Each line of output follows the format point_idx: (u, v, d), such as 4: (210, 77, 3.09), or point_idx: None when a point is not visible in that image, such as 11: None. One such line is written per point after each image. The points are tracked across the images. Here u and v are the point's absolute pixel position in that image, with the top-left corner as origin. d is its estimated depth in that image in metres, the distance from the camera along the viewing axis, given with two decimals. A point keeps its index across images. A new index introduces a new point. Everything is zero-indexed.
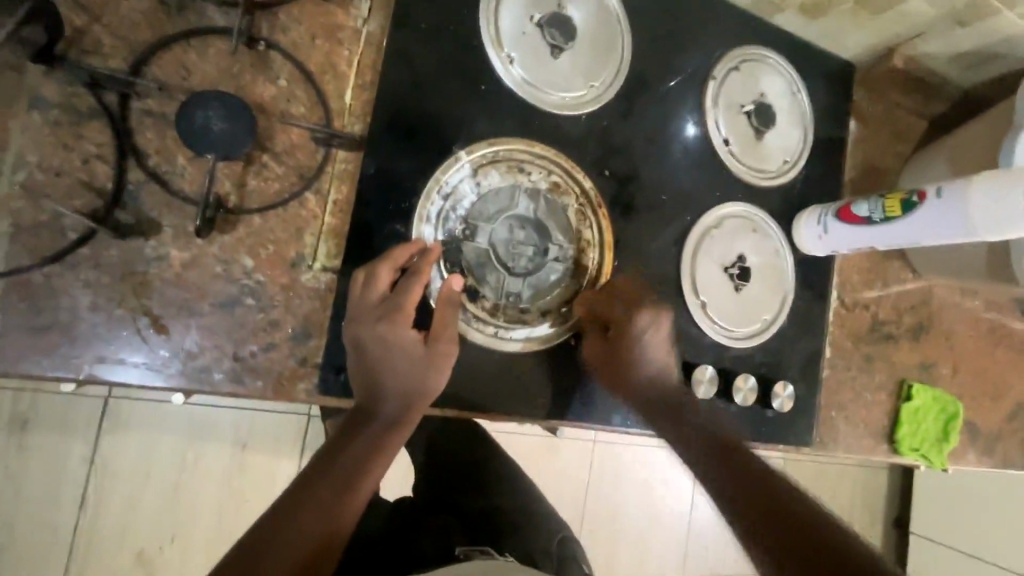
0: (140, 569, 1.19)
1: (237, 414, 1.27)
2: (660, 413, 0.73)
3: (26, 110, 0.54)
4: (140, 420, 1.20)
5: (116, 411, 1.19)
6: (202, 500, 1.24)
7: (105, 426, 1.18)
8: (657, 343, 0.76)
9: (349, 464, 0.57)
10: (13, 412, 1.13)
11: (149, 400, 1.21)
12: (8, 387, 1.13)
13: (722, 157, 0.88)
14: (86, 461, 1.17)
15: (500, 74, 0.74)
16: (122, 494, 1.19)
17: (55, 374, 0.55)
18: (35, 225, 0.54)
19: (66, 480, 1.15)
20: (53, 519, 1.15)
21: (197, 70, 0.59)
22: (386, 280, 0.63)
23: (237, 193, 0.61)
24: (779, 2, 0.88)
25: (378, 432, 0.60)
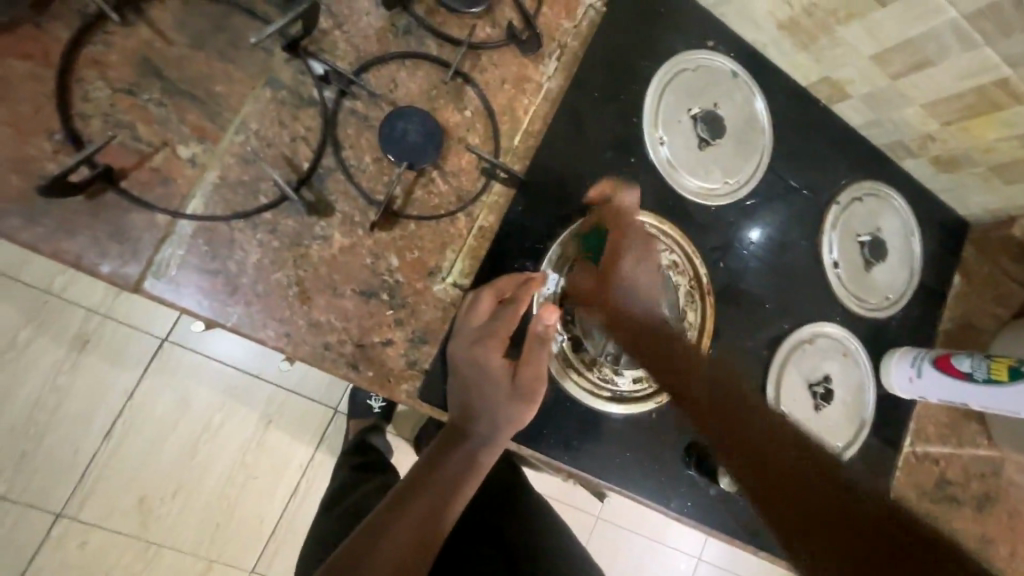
0: (138, 515, 1.21)
1: (277, 388, 1.31)
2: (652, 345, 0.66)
3: (261, 86, 0.62)
4: (187, 369, 1.25)
5: (167, 354, 1.24)
6: (217, 464, 1.26)
7: (153, 366, 1.23)
8: (645, 272, 0.72)
9: (442, 482, 0.63)
10: (80, 330, 1.19)
11: (201, 352, 1.26)
12: (82, 305, 1.19)
13: (829, 278, 0.91)
14: (126, 394, 1.21)
15: (649, 151, 0.80)
16: (147, 436, 1.22)
17: (208, 317, 0.60)
18: (237, 183, 0.61)
19: (103, 406, 1.19)
20: (78, 441, 1.18)
21: (404, 87, 0.67)
22: (486, 308, 0.65)
23: (404, 198, 0.67)
24: (916, 149, 0.92)
25: (468, 456, 0.64)
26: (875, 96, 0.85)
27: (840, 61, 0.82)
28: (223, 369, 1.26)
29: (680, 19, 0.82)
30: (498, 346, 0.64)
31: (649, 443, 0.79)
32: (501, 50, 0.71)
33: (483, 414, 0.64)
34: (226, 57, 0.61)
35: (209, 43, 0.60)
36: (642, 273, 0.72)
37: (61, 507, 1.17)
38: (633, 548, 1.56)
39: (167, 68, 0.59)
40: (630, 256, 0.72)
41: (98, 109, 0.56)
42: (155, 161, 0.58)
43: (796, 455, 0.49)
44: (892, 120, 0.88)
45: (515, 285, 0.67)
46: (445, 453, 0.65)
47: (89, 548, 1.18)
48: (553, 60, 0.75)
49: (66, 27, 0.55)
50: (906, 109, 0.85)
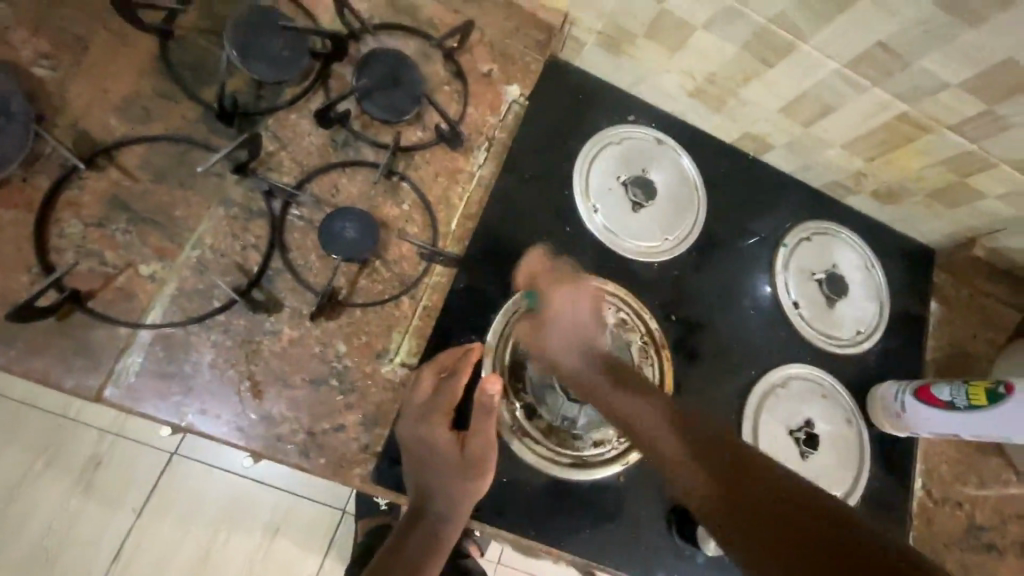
0: None
1: (281, 495, 1.30)
2: (601, 394, 0.69)
3: (216, 205, 0.70)
4: (192, 482, 1.26)
5: (174, 468, 1.26)
6: None
7: (160, 482, 1.25)
8: (579, 308, 0.75)
9: (404, 564, 0.63)
10: (93, 451, 1.23)
11: (205, 463, 1.28)
12: (96, 426, 1.25)
13: (791, 319, 0.90)
14: (133, 513, 1.22)
15: (584, 219, 0.85)
16: (153, 556, 1.21)
17: (165, 419, 0.64)
18: (192, 292, 0.67)
19: (112, 527, 1.21)
20: (87, 566, 1.18)
21: (344, 190, 0.75)
22: (427, 384, 0.68)
23: (349, 287, 0.72)
24: (853, 186, 0.95)
25: (431, 534, 0.65)
26: (796, 143, 0.90)
27: (752, 117, 0.88)
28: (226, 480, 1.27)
29: (598, 102, 0.90)
30: (443, 420, 0.67)
31: (622, 510, 0.76)
32: (431, 150, 0.79)
33: (436, 490, 0.65)
34: (184, 185, 0.70)
35: (170, 175, 0.70)
36: (569, 326, 0.74)
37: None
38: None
39: (132, 201, 0.68)
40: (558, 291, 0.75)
41: (71, 243, 0.65)
42: (120, 281, 0.65)
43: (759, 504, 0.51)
44: (820, 163, 0.92)
45: (454, 357, 0.70)
46: (407, 534, 0.65)
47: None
48: (482, 150, 0.82)
49: (48, 180, 0.65)
50: (828, 150, 0.89)
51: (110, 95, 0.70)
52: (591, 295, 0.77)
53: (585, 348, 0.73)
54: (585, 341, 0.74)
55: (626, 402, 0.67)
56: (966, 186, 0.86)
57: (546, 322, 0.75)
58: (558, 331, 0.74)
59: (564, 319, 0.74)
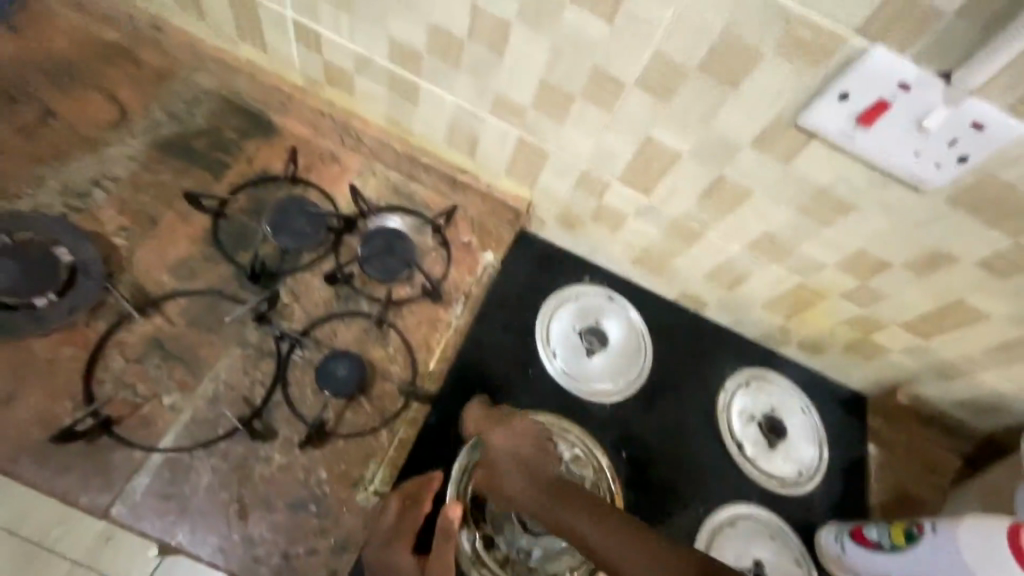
0: None
1: None
2: (555, 512, 0.77)
3: (235, 347, 0.85)
4: None
5: None
6: None
7: None
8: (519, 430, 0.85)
9: None
10: None
11: None
12: None
13: (735, 458, 0.99)
14: None
15: (544, 363, 0.99)
16: None
17: (159, 535, 0.72)
18: (203, 420, 0.79)
19: None
20: None
21: (342, 336, 0.90)
22: (393, 509, 0.76)
23: (336, 419, 0.84)
24: (782, 338, 1.10)
25: None
26: (725, 302, 1.07)
27: (685, 280, 1.06)
28: None
29: (559, 265, 1.10)
30: (406, 546, 0.74)
31: None
32: (417, 304, 0.97)
33: None
34: (212, 330, 0.86)
35: (202, 322, 0.86)
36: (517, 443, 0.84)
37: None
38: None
39: (168, 342, 0.83)
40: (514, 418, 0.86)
41: (112, 376, 0.79)
42: (144, 409, 0.78)
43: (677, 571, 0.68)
44: (749, 318, 1.08)
45: (420, 485, 0.78)
46: None
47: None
48: (460, 303, 0.99)
49: (106, 324, 0.82)
50: (752, 309, 1.06)
51: (168, 259, 0.89)
52: (533, 438, 0.86)
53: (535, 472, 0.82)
54: (528, 465, 0.82)
55: (563, 515, 0.76)
56: (871, 342, 1.01)
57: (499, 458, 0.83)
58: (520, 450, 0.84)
59: (512, 440, 0.84)
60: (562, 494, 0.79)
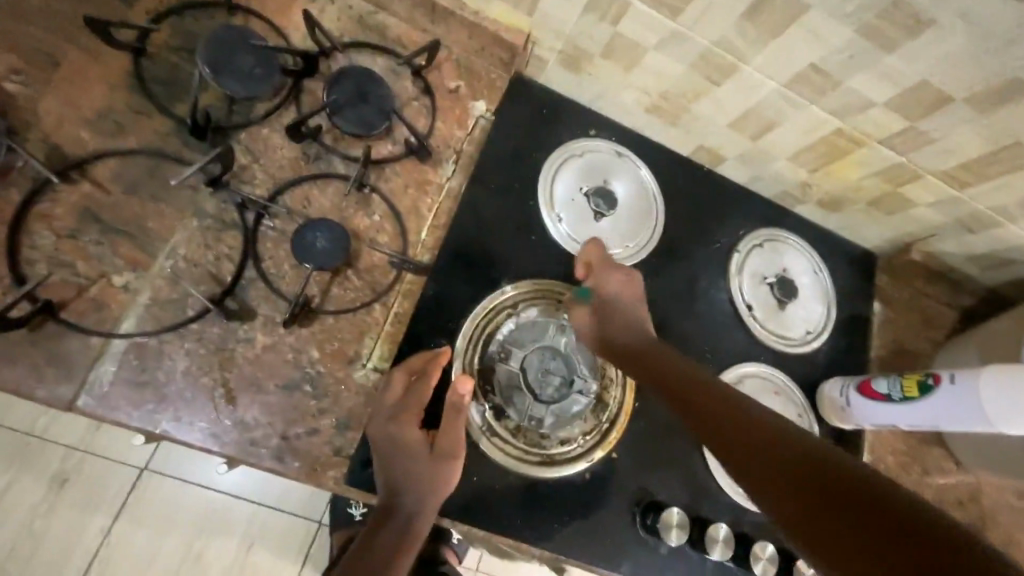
0: None
1: (248, 508, 1.34)
2: (636, 358, 0.73)
3: (189, 217, 0.72)
4: (160, 498, 1.29)
5: (145, 484, 1.29)
6: None
7: (131, 498, 1.28)
8: (630, 293, 0.80)
9: (375, 559, 0.64)
10: (59, 469, 1.26)
11: (176, 478, 1.32)
12: (61, 444, 1.28)
13: (745, 321, 0.96)
14: (101, 532, 1.25)
15: (548, 227, 0.89)
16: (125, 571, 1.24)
17: (138, 425, 0.65)
18: (165, 301, 0.69)
19: (79, 546, 1.23)
20: None
21: (316, 202, 0.77)
22: (399, 384, 0.71)
23: (321, 295, 0.75)
24: (800, 195, 1.01)
25: (402, 527, 0.67)
26: (745, 155, 0.96)
27: (704, 131, 0.94)
28: (196, 496, 1.31)
29: (560, 117, 0.95)
30: (413, 419, 0.70)
31: (587, 503, 0.79)
32: (401, 163, 0.83)
33: (405, 484, 0.68)
34: (157, 198, 0.71)
35: (142, 188, 0.71)
36: (627, 313, 0.78)
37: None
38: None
39: (105, 214, 0.69)
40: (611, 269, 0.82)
41: (43, 254, 0.66)
42: (93, 291, 0.67)
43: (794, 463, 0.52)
44: (768, 174, 0.99)
45: (424, 361, 0.73)
46: (378, 529, 0.67)
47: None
48: (451, 162, 0.86)
49: (20, 193, 0.67)
50: (775, 163, 0.95)
51: (83, 110, 0.71)
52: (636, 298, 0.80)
53: (638, 324, 0.77)
54: (628, 312, 0.78)
55: (651, 362, 0.72)
56: (898, 196, 0.93)
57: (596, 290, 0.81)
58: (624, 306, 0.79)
59: (622, 304, 0.79)
60: (642, 346, 0.74)
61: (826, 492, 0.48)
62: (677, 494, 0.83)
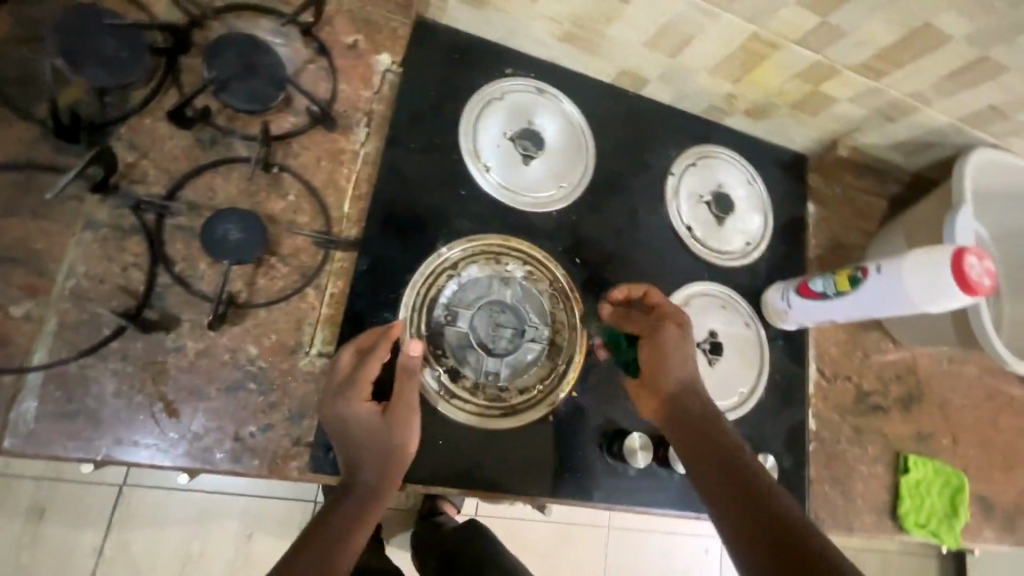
0: None
1: (241, 500, 1.33)
2: (674, 420, 0.72)
3: (81, 229, 0.66)
4: (148, 508, 1.28)
5: (128, 498, 1.27)
6: None
7: (117, 514, 1.26)
8: (681, 350, 0.75)
9: (334, 531, 0.63)
10: (33, 501, 1.22)
11: (159, 487, 1.30)
12: (29, 476, 1.23)
13: (687, 243, 0.97)
14: (94, 553, 1.23)
15: (478, 180, 0.86)
16: None
17: (78, 455, 0.62)
18: (77, 324, 0.64)
19: (73, 571, 1.21)
20: None
21: (222, 192, 0.72)
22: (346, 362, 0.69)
23: (248, 290, 0.71)
24: (727, 108, 1.00)
25: (362, 497, 0.66)
26: (668, 74, 0.94)
27: (624, 55, 0.91)
28: (185, 499, 1.30)
29: (473, 59, 0.90)
30: (363, 393, 0.67)
31: (555, 445, 0.82)
32: (308, 135, 0.77)
33: (364, 456, 0.67)
34: (39, 214, 0.65)
35: (20, 206, 0.65)
36: (681, 363, 0.74)
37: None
38: (612, 544, 1.61)
39: None
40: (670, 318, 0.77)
41: None
42: None
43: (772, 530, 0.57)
44: (693, 89, 0.97)
45: (374, 335, 0.71)
46: (338, 501, 0.66)
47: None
48: (362, 127, 0.81)
49: None
50: (697, 77, 0.94)
51: None
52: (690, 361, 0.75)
53: (687, 398, 0.72)
54: (685, 358, 0.74)
55: (686, 423, 0.70)
56: (819, 95, 0.94)
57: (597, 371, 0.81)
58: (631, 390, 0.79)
59: (671, 357, 0.74)
60: (682, 410, 0.72)
61: (764, 526, 0.57)
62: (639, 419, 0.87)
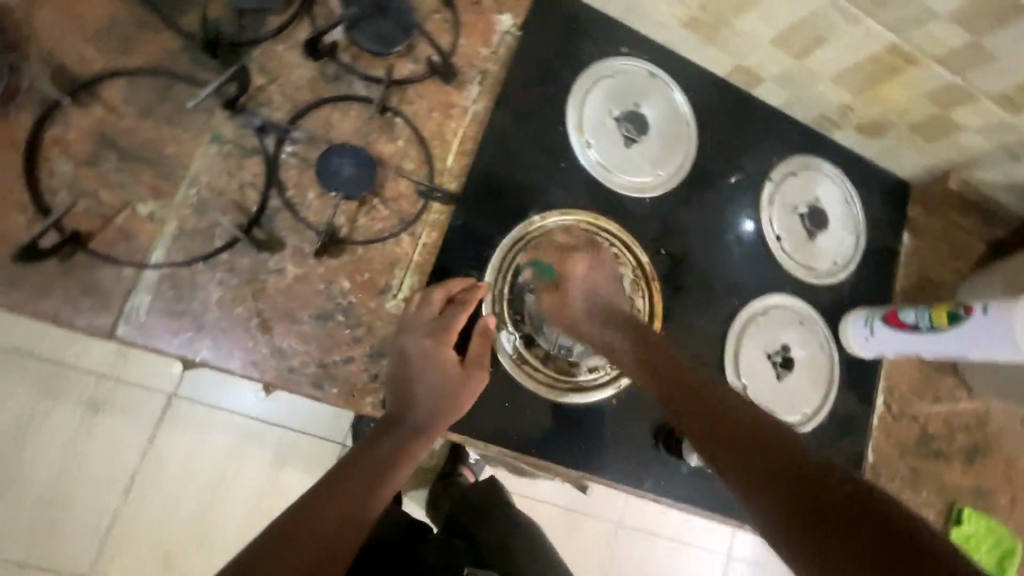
0: (162, 567, 1.26)
1: (278, 431, 1.35)
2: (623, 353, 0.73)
3: (208, 142, 0.69)
4: (192, 423, 1.30)
5: (176, 410, 1.30)
6: (236, 503, 1.31)
7: (163, 423, 1.29)
8: (594, 278, 0.79)
9: (378, 461, 0.64)
10: (93, 395, 1.26)
11: (204, 404, 1.32)
12: (89, 371, 1.26)
13: (773, 252, 0.95)
14: (138, 454, 1.27)
15: (578, 155, 0.86)
16: (163, 490, 1.27)
17: (178, 353, 0.66)
18: (193, 231, 0.67)
19: (117, 468, 1.25)
20: (98, 502, 1.24)
21: (338, 127, 0.74)
22: (437, 304, 0.71)
23: (349, 226, 0.73)
24: (840, 120, 0.97)
25: (409, 435, 0.67)
26: (787, 76, 0.90)
27: (747, 49, 0.88)
28: (226, 421, 1.32)
29: (591, 32, 0.89)
30: (449, 340, 0.70)
31: (613, 429, 0.82)
32: (424, 84, 0.78)
33: (420, 399, 0.68)
34: (173, 121, 0.68)
35: (157, 111, 0.68)
36: (593, 295, 0.77)
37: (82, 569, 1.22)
38: (620, 541, 1.58)
39: (122, 139, 0.66)
40: (579, 261, 0.79)
41: (63, 182, 0.64)
42: (119, 220, 0.65)
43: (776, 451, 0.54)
44: (809, 96, 0.93)
45: (465, 287, 0.73)
46: (383, 433, 0.66)
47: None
48: (476, 84, 0.81)
49: (31, 116, 0.63)
50: (817, 84, 0.90)
51: (85, 24, 0.66)
52: (607, 282, 0.79)
53: (615, 318, 0.75)
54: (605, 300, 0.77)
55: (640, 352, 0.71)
56: (944, 119, 0.89)
57: (569, 283, 0.78)
58: (598, 307, 0.76)
59: (587, 293, 0.77)
60: (634, 337, 0.72)
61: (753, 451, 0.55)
62: None
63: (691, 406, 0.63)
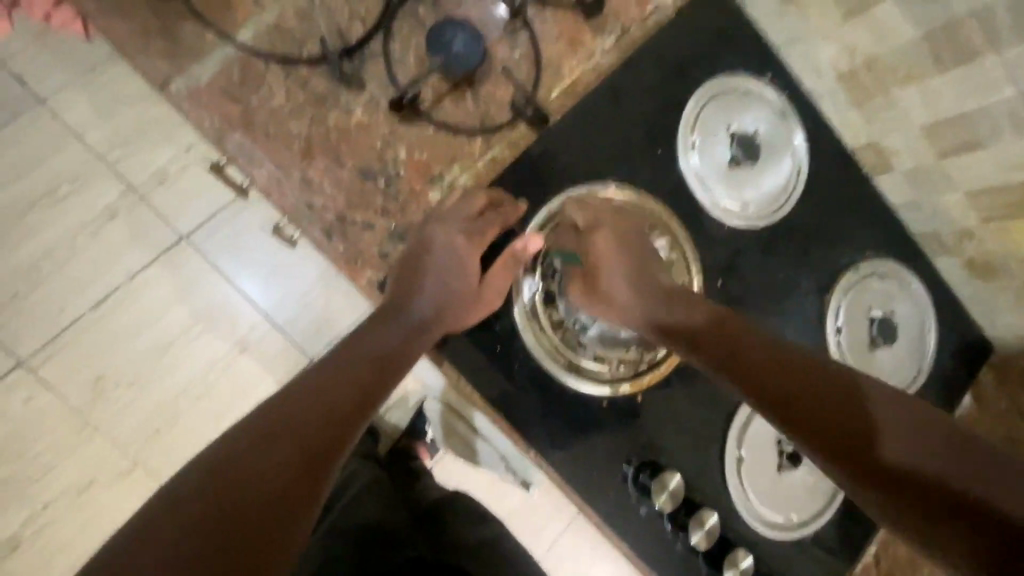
0: (89, 391, 1.05)
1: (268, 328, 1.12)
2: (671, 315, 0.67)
3: None
4: (193, 274, 1.09)
5: (181, 252, 1.09)
6: (191, 372, 1.09)
7: (164, 257, 1.08)
8: (617, 253, 0.69)
9: (374, 354, 0.60)
10: (112, 203, 1.07)
11: (210, 262, 1.10)
12: (122, 179, 1.07)
13: (828, 341, 0.86)
14: (126, 274, 1.07)
15: (678, 150, 0.80)
16: (130, 322, 1.07)
17: (215, 137, 0.63)
18: (288, 34, 0.65)
19: (100, 278, 1.06)
20: (66, 300, 1.05)
21: (466, 8, 0.71)
22: (478, 204, 0.66)
23: (431, 103, 0.70)
24: (951, 245, 0.89)
25: (409, 332, 0.63)
26: (918, 174, 0.84)
27: (889, 128, 0.83)
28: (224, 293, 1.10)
29: (745, 44, 0.84)
30: (477, 248, 0.66)
31: (591, 430, 0.74)
32: (564, 11, 0.75)
33: (428, 292, 0.64)
34: None
35: None
36: (623, 272, 0.69)
37: (24, 356, 1.04)
38: None
39: None
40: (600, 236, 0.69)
41: None
42: None
43: (830, 419, 0.53)
44: (932, 205, 0.87)
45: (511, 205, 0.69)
46: (379, 323, 0.63)
47: (32, 407, 1.04)
48: (614, 35, 0.77)
49: None
50: (947, 195, 0.84)
51: None
52: (639, 244, 0.71)
53: (653, 289, 0.69)
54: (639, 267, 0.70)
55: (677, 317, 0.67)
56: None
57: (598, 262, 0.69)
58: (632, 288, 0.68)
59: (616, 269, 0.69)
60: (674, 300, 0.68)
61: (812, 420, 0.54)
62: (680, 464, 0.78)
63: (740, 371, 0.61)
